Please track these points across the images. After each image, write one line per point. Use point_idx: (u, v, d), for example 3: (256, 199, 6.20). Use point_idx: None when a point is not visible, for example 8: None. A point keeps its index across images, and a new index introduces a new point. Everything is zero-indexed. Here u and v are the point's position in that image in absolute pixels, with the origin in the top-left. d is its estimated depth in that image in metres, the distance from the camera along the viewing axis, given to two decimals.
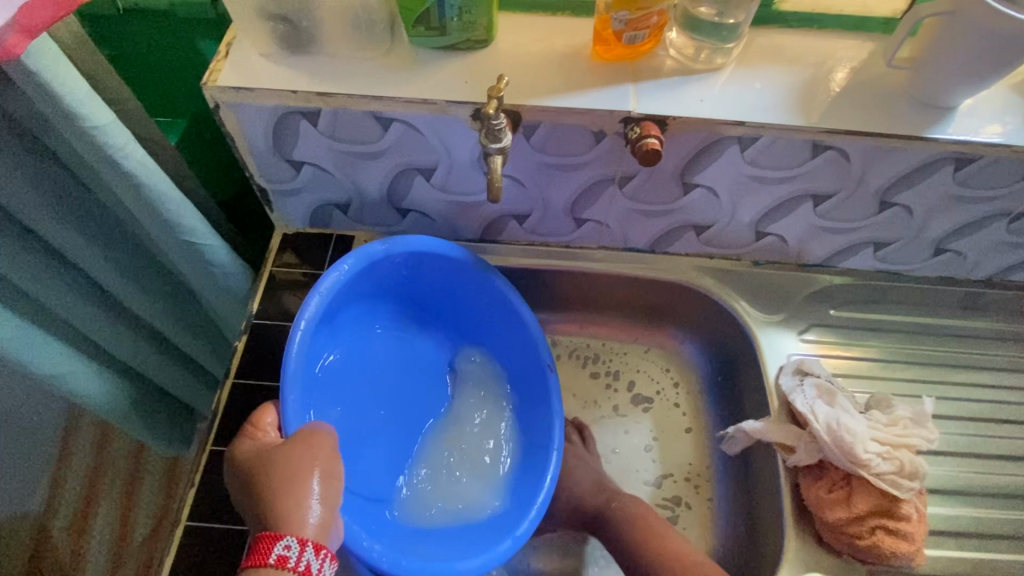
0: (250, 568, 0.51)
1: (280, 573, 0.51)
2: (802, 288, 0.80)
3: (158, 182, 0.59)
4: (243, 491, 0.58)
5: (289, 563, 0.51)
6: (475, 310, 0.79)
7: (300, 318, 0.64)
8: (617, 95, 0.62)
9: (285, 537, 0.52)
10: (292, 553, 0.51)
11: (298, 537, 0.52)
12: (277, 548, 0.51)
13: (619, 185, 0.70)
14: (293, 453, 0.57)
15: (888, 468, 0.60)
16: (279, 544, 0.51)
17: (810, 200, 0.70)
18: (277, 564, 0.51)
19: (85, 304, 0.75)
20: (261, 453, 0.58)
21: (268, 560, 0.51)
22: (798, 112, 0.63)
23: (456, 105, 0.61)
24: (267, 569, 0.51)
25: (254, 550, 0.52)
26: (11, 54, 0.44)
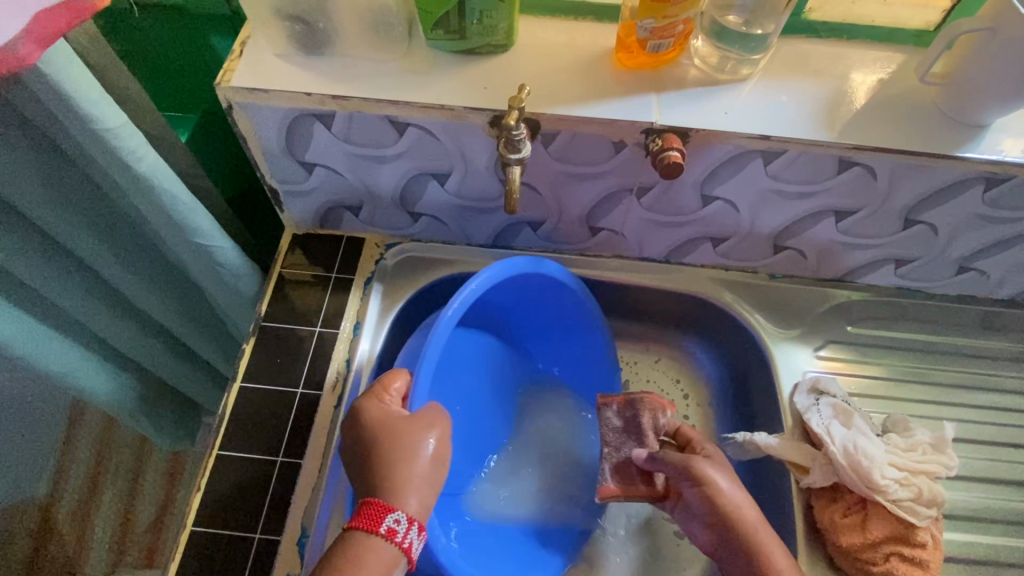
0: (357, 529, 0.54)
1: (386, 543, 0.53)
2: (818, 304, 0.78)
3: (169, 184, 0.59)
4: (356, 447, 0.59)
5: (396, 536, 0.54)
6: (560, 329, 0.81)
7: (451, 306, 0.62)
8: (639, 105, 0.60)
9: (397, 512, 0.54)
10: (401, 528, 0.54)
11: (405, 514, 0.55)
12: (387, 521, 0.54)
13: (637, 195, 0.68)
14: (417, 433, 0.58)
15: (906, 495, 0.59)
16: (390, 516, 0.54)
17: (833, 215, 0.69)
18: (385, 535, 0.54)
19: (92, 302, 0.74)
20: (389, 422, 0.59)
21: (379, 528, 0.54)
22: (825, 126, 0.61)
23: (474, 111, 0.60)
24: (377, 536, 0.54)
25: (365, 515, 0.54)
26: (24, 64, 0.43)
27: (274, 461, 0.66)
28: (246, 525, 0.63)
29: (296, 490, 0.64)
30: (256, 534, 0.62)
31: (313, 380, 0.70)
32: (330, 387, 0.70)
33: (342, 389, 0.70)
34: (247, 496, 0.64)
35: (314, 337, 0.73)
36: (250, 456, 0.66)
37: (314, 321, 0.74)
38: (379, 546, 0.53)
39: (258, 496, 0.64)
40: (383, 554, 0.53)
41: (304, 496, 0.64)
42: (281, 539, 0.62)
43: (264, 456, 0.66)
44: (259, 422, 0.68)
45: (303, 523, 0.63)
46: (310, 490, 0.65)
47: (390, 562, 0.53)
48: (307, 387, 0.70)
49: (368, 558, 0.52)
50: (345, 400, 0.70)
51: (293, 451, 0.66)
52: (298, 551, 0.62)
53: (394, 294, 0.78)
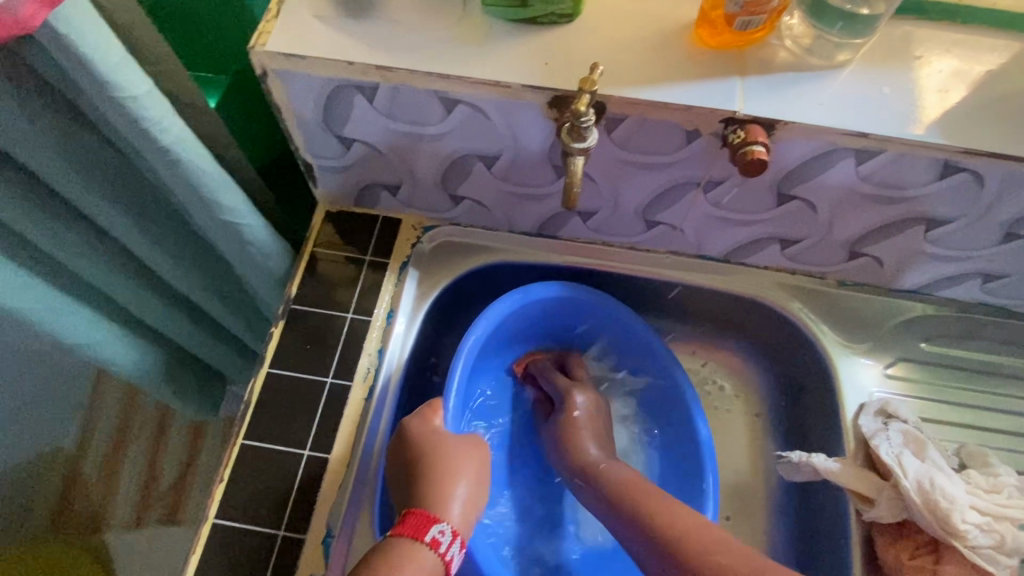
0: (401, 536, 0.53)
1: (428, 552, 0.52)
2: (890, 318, 0.71)
3: (197, 159, 0.54)
4: (397, 466, 0.59)
5: (439, 547, 0.53)
6: (620, 351, 0.79)
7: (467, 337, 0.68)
8: (720, 90, 0.53)
9: (439, 524, 0.55)
10: (444, 539, 0.54)
11: (449, 528, 0.55)
12: (433, 530, 0.54)
13: (704, 190, 0.62)
14: (461, 459, 0.60)
15: (987, 542, 0.55)
16: (434, 527, 0.54)
17: (923, 223, 0.61)
18: (429, 544, 0.53)
19: (115, 273, 0.71)
20: (437, 440, 0.60)
21: (422, 537, 0.53)
22: (931, 125, 0.53)
23: (531, 90, 0.54)
24: (419, 543, 0.53)
25: (409, 523, 0.54)
26: (25, 26, 0.39)
27: (300, 454, 0.63)
28: (270, 521, 0.60)
29: (322, 485, 0.61)
30: (280, 530, 0.60)
31: (343, 371, 0.67)
32: (361, 377, 0.66)
33: (373, 380, 0.66)
34: (272, 489, 0.61)
35: (345, 324, 0.69)
36: (276, 447, 0.63)
37: (346, 306, 0.70)
38: (423, 553, 0.52)
39: (284, 490, 0.61)
40: (427, 560, 0.52)
41: (331, 492, 0.61)
42: (305, 538, 0.59)
43: (291, 448, 0.63)
44: (284, 412, 0.65)
45: (329, 522, 0.60)
46: (337, 487, 0.61)
47: (431, 572, 0.51)
48: (337, 377, 0.66)
49: (412, 562, 0.51)
50: (376, 392, 0.66)
51: (321, 445, 0.63)
52: (323, 551, 0.59)
53: (429, 280, 0.73)
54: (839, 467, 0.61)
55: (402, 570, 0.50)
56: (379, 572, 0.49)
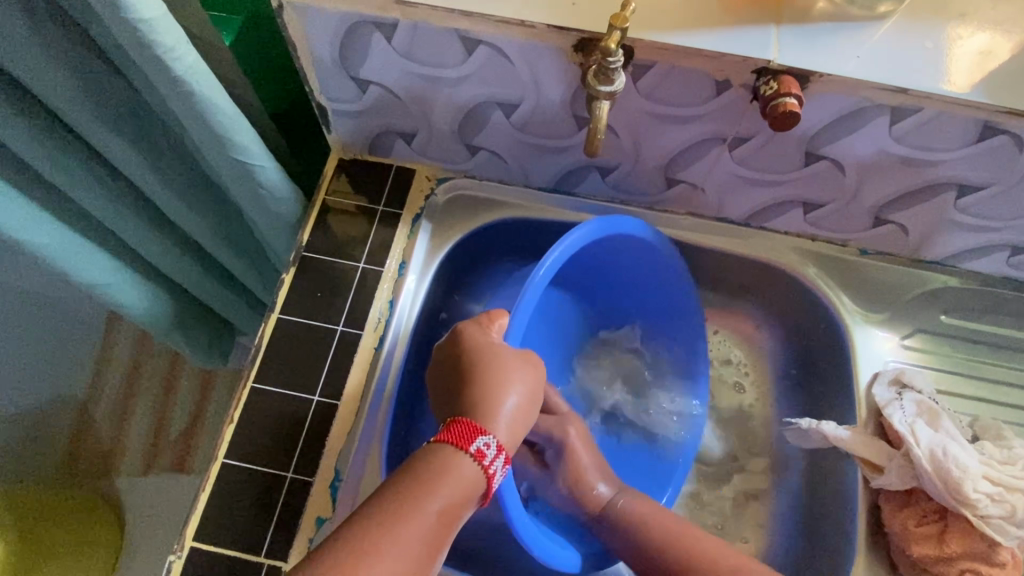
0: (445, 444, 0.51)
1: (470, 462, 0.50)
2: (911, 288, 0.70)
3: (209, 92, 0.52)
4: (451, 372, 0.58)
5: (483, 460, 0.51)
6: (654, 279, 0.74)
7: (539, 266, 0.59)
8: (754, 38, 0.51)
9: (486, 435, 0.52)
10: (489, 453, 0.51)
11: (496, 441, 0.52)
12: (479, 441, 0.51)
13: (730, 146, 0.60)
14: (515, 368, 0.56)
15: (998, 512, 0.54)
16: (480, 438, 0.51)
17: (955, 190, 0.59)
18: (473, 455, 0.50)
19: (127, 214, 0.70)
20: (493, 352, 0.57)
21: (468, 446, 0.51)
22: (974, 83, 0.51)
23: (557, 31, 0.51)
24: (462, 451, 0.50)
25: (456, 430, 0.51)
26: None
27: (310, 400, 0.63)
28: (278, 464, 0.60)
29: (330, 432, 0.62)
30: (288, 473, 0.60)
31: (353, 320, 0.66)
32: (372, 326, 0.66)
33: (384, 329, 0.66)
34: (281, 433, 0.62)
35: (357, 274, 0.68)
36: (285, 391, 0.63)
37: (357, 255, 0.69)
38: (464, 464, 0.50)
39: (293, 435, 0.61)
40: (468, 473, 0.49)
41: (339, 439, 0.61)
42: (313, 481, 0.60)
43: (300, 394, 0.63)
44: (294, 358, 0.64)
45: (337, 466, 0.61)
46: (346, 433, 0.62)
47: (471, 487, 0.49)
48: (348, 326, 0.66)
49: (449, 474, 0.49)
50: (387, 341, 0.66)
51: (331, 392, 0.63)
52: (330, 495, 0.59)
53: (443, 233, 0.72)
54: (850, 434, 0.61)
55: (439, 480, 0.48)
56: (418, 480, 0.48)
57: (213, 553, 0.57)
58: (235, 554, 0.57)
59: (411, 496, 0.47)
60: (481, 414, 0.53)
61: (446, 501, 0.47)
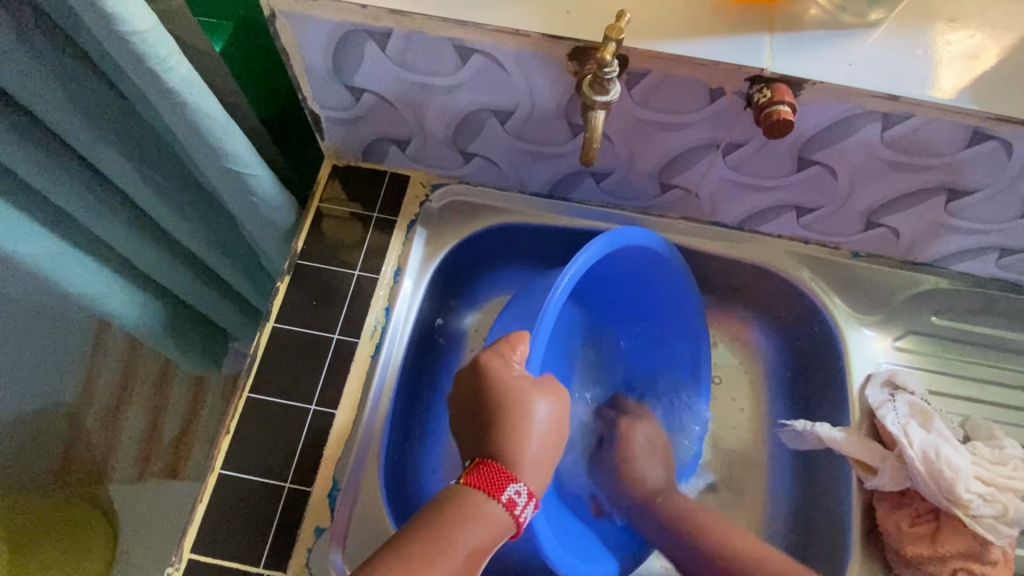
0: (474, 489, 0.50)
1: (501, 511, 0.49)
2: (902, 290, 0.70)
3: (203, 102, 0.52)
4: (473, 406, 0.55)
5: (514, 508, 0.50)
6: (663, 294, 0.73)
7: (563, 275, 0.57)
8: (747, 46, 0.51)
9: (517, 483, 0.50)
10: (521, 501, 0.50)
11: (527, 488, 0.51)
12: (510, 489, 0.49)
13: (723, 152, 0.60)
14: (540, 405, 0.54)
15: (989, 511, 0.55)
16: (511, 487, 0.50)
17: (945, 193, 0.60)
18: (506, 505, 0.49)
19: (118, 223, 0.70)
20: (517, 391, 0.54)
21: (499, 497, 0.49)
22: (964, 90, 0.51)
23: (552, 40, 0.52)
24: (493, 499, 0.49)
25: (486, 477, 0.50)
26: None
27: (306, 409, 0.63)
28: (276, 474, 0.60)
29: (328, 441, 0.62)
30: (286, 483, 0.60)
31: (349, 328, 0.66)
32: (368, 334, 0.66)
33: (380, 338, 0.66)
34: (277, 443, 0.61)
35: (352, 282, 0.68)
36: (281, 401, 0.63)
37: (353, 263, 0.69)
38: (494, 508, 0.49)
39: (290, 444, 0.61)
40: (498, 518, 0.49)
41: (336, 448, 0.61)
42: (311, 491, 0.60)
43: (297, 402, 0.63)
44: (290, 367, 0.64)
45: (335, 475, 0.60)
46: (343, 442, 0.62)
47: (501, 531, 0.48)
48: (344, 334, 0.66)
49: (480, 518, 0.48)
50: (384, 349, 0.66)
51: (327, 400, 0.63)
52: (329, 505, 0.59)
53: (437, 239, 0.72)
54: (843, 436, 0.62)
55: (470, 521, 0.48)
56: (448, 521, 0.47)
57: (212, 565, 0.57)
58: (233, 565, 0.57)
59: (441, 534, 0.47)
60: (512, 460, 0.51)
61: (475, 543, 0.47)
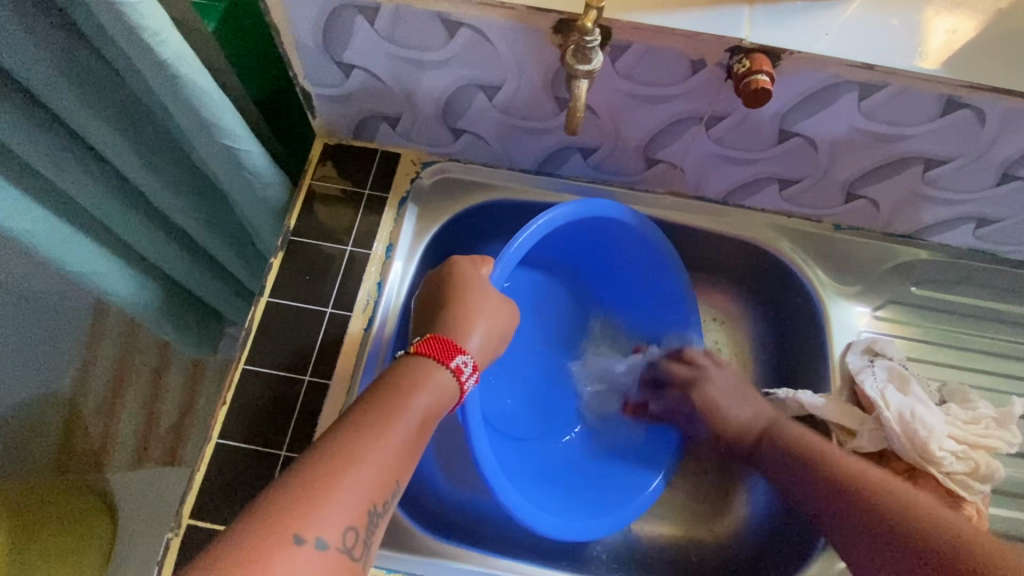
0: (425, 357, 0.53)
1: (444, 371, 0.52)
2: (882, 262, 0.72)
3: (195, 75, 0.53)
4: (433, 295, 0.60)
5: (460, 375, 0.53)
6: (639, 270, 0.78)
7: (534, 222, 0.64)
8: (728, 17, 0.53)
9: (463, 355, 0.54)
10: (467, 370, 0.54)
11: (472, 361, 0.55)
12: (458, 359, 0.53)
13: (706, 125, 0.62)
14: (493, 303, 0.60)
15: (961, 468, 0.57)
16: (458, 356, 0.54)
17: (922, 163, 0.61)
18: (452, 371, 0.53)
19: (113, 200, 0.71)
20: (473, 287, 0.60)
21: (448, 362, 0.53)
22: (938, 60, 0.53)
23: (537, 13, 0.53)
24: (441, 362, 0.53)
25: (437, 345, 0.54)
26: None
27: (301, 380, 0.64)
28: (272, 442, 0.62)
29: (322, 411, 0.63)
30: (282, 451, 0.62)
31: (342, 303, 0.67)
32: (360, 309, 0.67)
33: (372, 311, 0.67)
34: (273, 414, 0.63)
35: (345, 257, 0.69)
36: (276, 373, 0.64)
37: (345, 239, 0.70)
38: (443, 376, 0.52)
39: (285, 414, 0.63)
40: (445, 382, 0.52)
41: (330, 417, 0.63)
42: None
43: (292, 374, 0.64)
44: (285, 340, 0.66)
45: None
46: (338, 411, 0.63)
47: (447, 396, 0.52)
48: (337, 308, 0.67)
49: (428, 378, 0.51)
50: (376, 323, 0.67)
51: (321, 371, 0.65)
52: None
53: (427, 216, 0.73)
54: (824, 400, 0.64)
55: (421, 388, 0.50)
56: (399, 387, 0.49)
57: (210, 530, 0.59)
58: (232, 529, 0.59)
59: (394, 399, 0.48)
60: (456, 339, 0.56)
61: (428, 405, 0.49)
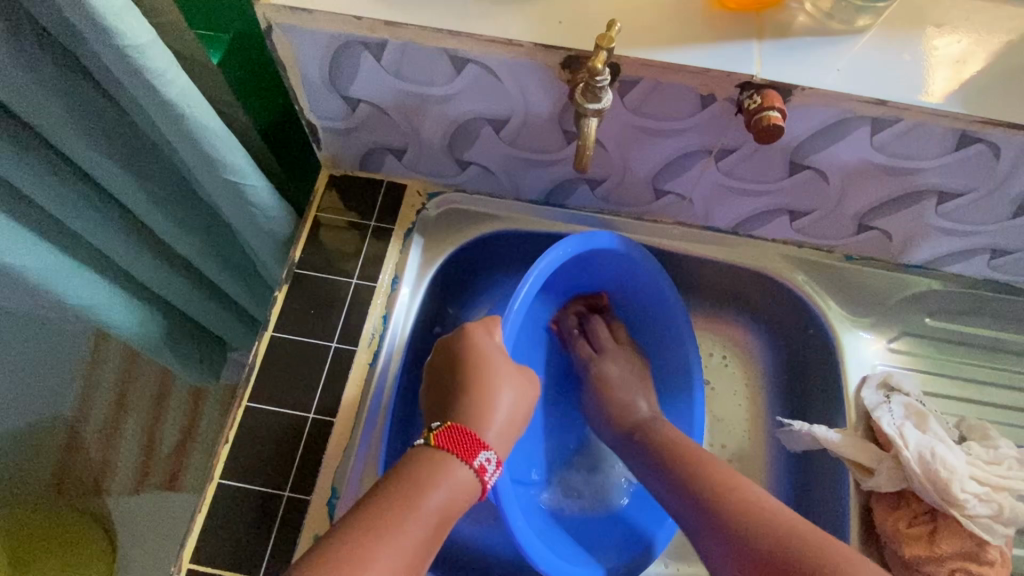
0: (448, 453, 0.52)
1: (467, 471, 0.52)
2: (895, 292, 0.71)
3: (200, 114, 0.53)
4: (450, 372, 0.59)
5: (485, 475, 0.53)
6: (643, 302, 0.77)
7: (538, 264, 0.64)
8: (737, 53, 0.52)
9: (487, 452, 0.54)
10: (490, 468, 0.53)
11: (495, 457, 0.54)
12: (482, 456, 0.53)
13: (716, 158, 0.61)
14: (509, 378, 0.59)
15: (985, 511, 0.55)
16: (483, 454, 0.53)
17: (935, 196, 0.61)
18: (477, 472, 0.53)
19: (116, 233, 0.70)
20: (489, 362, 0.59)
21: (472, 462, 0.53)
22: (950, 93, 0.52)
23: (545, 50, 0.52)
24: (465, 463, 0.52)
25: (459, 442, 0.53)
26: None
27: (305, 417, 0.63)
28: (274, 483, 0.60)
29: (326, 449, 0.62)
30: (285, 491, 0.60)
31: (347, 337, 0.66)
32: (365, 342, 0.66)
33: (378, 346, 0.66)
34: (277, 452, 0.61)
35: (350, 290, 0.68)
36: (280, 410, 0.63)
37: (350, 271, 0.69)
38: (461, 473, 0.52)
39: (288, 453, 0.61)
40: (464, 480, 0.52)
41: (335, 456, 0.62)
42: (310, 500, 0.60)
43: (295, 411, 0.63)
44: (288, 376, 0.64)
45: (334, 484, 0.60)
46: (342, 450, 0.62)
47: (466, 492, 0.52)
48: (341, 342, 0.66)
49: (447, 480, 0.51)
50: (381, 357, 0.66)
51: (326, 408, 0.63)
52: (328, 513, 0.59)
53: (434, 247, 0.73)
54: (838, 437, 0.62)
55: (437, 487, 0.50)
56: (411, 492, 0.49)
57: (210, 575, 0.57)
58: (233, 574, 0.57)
59: (410, 498, 0.49)
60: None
61: (443, 502, 0.50)
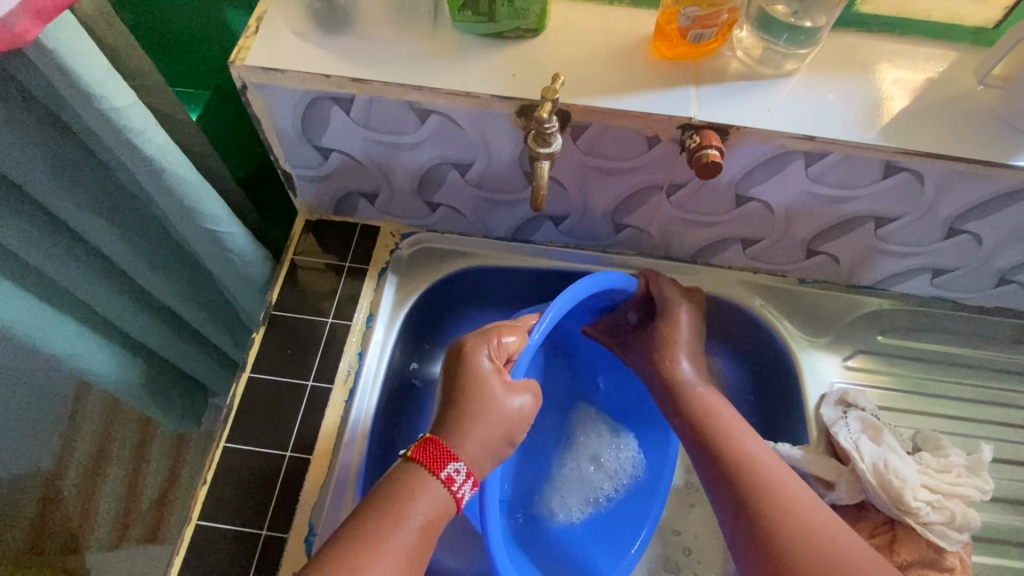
0: (419, 464, 0.53)
1: (437, 485, 0.53)
2: (848, 311, 0.75)
3: (178, 168, 0.56)
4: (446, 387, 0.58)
5: (452, 485, 0.53)
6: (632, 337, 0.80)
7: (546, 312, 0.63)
8: (677, 98, 0.57)
9: (456, 462, 0.53)
10: (459, 479, 0.53)
11: (466, 468, 0.54)
12: (450, 467, 0.53)
13: (667, 192, 0.65)
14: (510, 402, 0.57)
15: (937, 518, 0.58)
16: (451, 465, 0.53)
17: (873, 221, 0.65)
18: (444, 481, 0.53)
19: (99, 284, 0.72)
20: (481, 384, 0.57)
21: (439, 472, 0.53)
22: (874, 128, 0.57)
23: (501, 100, 0.57)
24: (433, 476, 0.53)
25: (431, 454, 0.54)
26: (22, 41, 0.41)
27: (281, 455, 0.64)
28: (251, 522, 0.61)
29: (303, 487, 0.63)
30: (262, 531, 0.61)
31: (323, 375, 0.68)
32: (341, 380, 0.68)
33: (353, 383, 0.68)
34: (254, 491, 0.62)
35: (326, 329, 0.71)
36: (256, 449, 0.64)
37: (326, 311, 0.72)
38: (435, 487, 0.53)
39: (266, 493, 0.62)
40: (438, 494, 0.52)
41: (312, 493, 0.63)
42: (288, 537, 0.61)
43: (272, 450, 0.64)
44: (264, 416, 0.66)
45: (311, 521, 0.61)
46: (319, 486, 0.63)
47: (441, 506, 0.52)
48: (318, 380, 0.68)
49: (420, 491, 0.52)
50: (357, 396, 0.68)
51: (303, 446, 0.65)
52: (305, 550, 0.60)
53: (408, 285, 0.76)
54: (801, 454, 0.64)
55: (416, 502, 0.51)
56: (393, 512, 0.50)
57: None
58: None
59: (396, 513, 0.51)
60: (460, 438, 0.55)
61: (426, 516, 0.51)
